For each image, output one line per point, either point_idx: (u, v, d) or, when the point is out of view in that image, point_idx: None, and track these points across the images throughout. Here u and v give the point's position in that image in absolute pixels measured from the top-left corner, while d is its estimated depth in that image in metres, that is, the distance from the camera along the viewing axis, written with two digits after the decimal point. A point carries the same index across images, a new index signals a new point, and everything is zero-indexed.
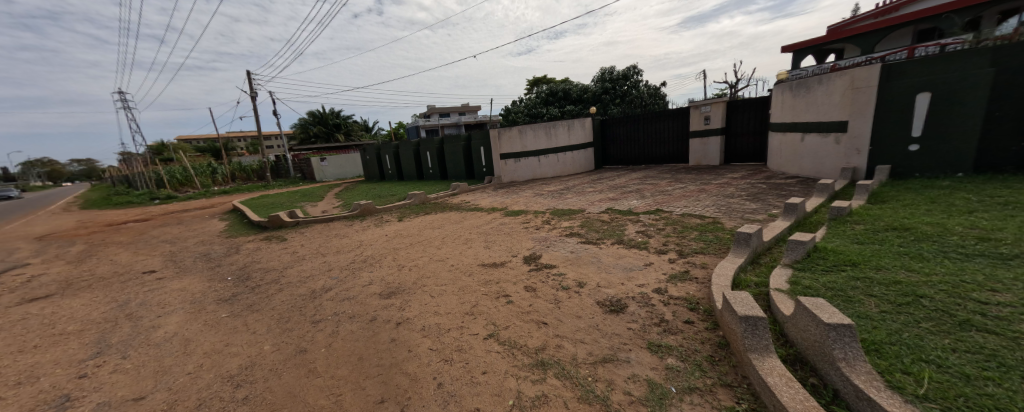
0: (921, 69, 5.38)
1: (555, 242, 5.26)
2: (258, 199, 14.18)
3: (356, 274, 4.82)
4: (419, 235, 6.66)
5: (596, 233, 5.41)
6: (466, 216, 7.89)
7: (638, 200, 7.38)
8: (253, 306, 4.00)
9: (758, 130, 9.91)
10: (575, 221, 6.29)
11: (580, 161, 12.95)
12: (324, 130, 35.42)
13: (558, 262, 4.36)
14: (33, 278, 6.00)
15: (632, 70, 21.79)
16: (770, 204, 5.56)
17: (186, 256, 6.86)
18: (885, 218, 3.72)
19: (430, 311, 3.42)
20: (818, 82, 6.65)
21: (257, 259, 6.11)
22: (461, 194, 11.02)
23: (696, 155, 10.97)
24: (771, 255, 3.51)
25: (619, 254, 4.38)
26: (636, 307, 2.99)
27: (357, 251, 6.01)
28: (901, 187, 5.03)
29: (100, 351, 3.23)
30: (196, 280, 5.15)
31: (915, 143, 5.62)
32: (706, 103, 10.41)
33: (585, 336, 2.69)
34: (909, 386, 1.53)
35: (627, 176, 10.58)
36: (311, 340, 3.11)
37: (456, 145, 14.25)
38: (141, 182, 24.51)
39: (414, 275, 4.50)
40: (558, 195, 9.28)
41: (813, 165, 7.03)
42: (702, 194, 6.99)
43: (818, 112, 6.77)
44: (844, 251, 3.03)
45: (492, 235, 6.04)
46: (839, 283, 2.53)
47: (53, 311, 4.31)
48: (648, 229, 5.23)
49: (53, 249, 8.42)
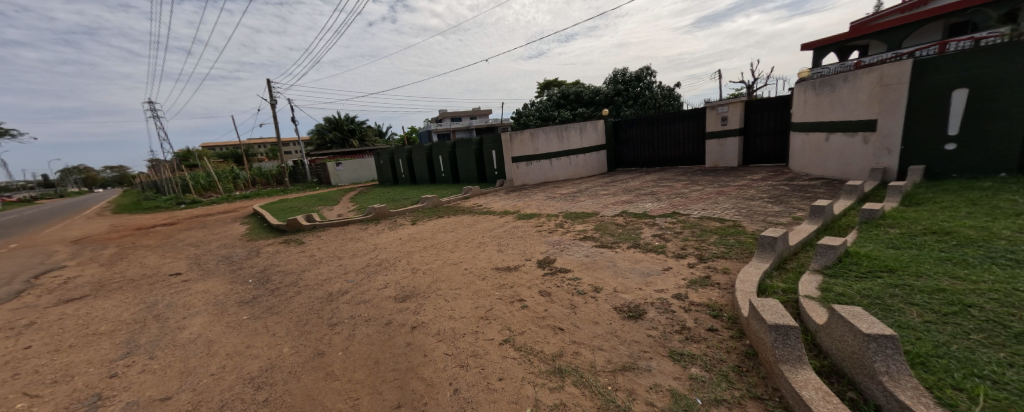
0: (957, 63, 5.11)
1: (569, 246, 5.20)
2: (277, 203, 14.60)
3: (371, 277, 4.86)
4: (432, 238, 6.69)
5: (611, 236, 5.32)
6: (479, 219, 7.89)
7: (654, 202, 7.25)
8: (273, 308, 4.07)
9: (779, 130, 9.56)
10: (590, 224, 6.20)
11: (592, 163, 12.83)
12: (339, 135, 36.29)
13: (573, 266, 4.30)
14: (69, 280, 6.26)
15: (646, 70, 21.37)
16: (794, 207, 5.36)
17: (210, 259, 7.06)
18: (923, 222, 3.52)
19: (444, 315, 3.41)
20: (844, 80, 6.38)
21: (276, 262, 6.24)
22: (474, 197, 11.04)
23: (713, 156, 10.68)
24: (798, 261, 3.36)
25: (636, 258, 4.28)
26: (656, 314, 2.90)
27: (371, 254, 6.07)
28: (939, 188, 4.75)
29: (129, 351, 3.33)
30: (219, 283, 5.28)
31: (951, 142, 5.33)
32: (723, 103, 10.16)
33: (604, 342, 2.62)
34: (963, 404, 1.42)
35: (642, 178, 10.41)
36: (328, 343, 3.14)
37: (468, 149, 14.34)
38: (169, 187, 25.58)
39: (428, 279, 4.51)
40: (571, 197, 9.21)
41: (838, 166, 6.73)
42: (721, 197, 6.80)
43: (843, 111, 6.49)
44: (880, 256, 2.87)
45: (505, 239, 6.01)
46: (876, 291, 2.40)
47: (86, 312, 4.49)
48: (665, 233, 5.11)
49: (87, 252, 8.81)
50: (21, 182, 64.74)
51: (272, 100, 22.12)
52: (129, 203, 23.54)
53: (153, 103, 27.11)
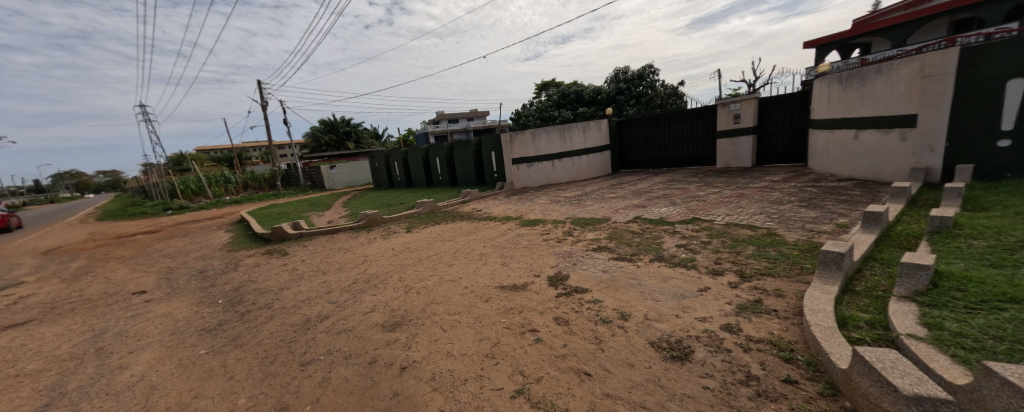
0: (1014, 51, 4.60)
1: (582, 259, 4.61)
2: (267, 208, 13.93)
3: (358, 297, 4.23)
4: (429, 249, 6.07)
5: (629, 247, 4.74)
6: (480, 226, 7.28)
7: (669, 207, 6.67)
8: (238, 339, 3.44)
9: (796, 129, 9.01)
10: (602, 233, 5.62)
11: (595, 165, 12.27)
12: (335, 138, 35.66)
13: (591, 286, 3.70)
14: (19, 300, 5.59)
15: (649, 68, 20.76)
16: (833, 212, 4.79)
17: (182, 273, 6.40)
18: (1012, 232, 2.95)
19: (442, 351, 2.80)
20: (878, 72, 5.85)
21: (254, 278, 5.59)
22: (472, 201, 10.45)
23: (725, 156, 10.13)
24: (868, 281, 2.78)
25: (662, 275, 3.68)
26: (706, 354, 2.29)
27: (360, 268, 5.42)
28: (1000, 190, 4.20)
29: (50, 402, 2.69)
30: (184, 305, 4.63)
31: (1005, 138, 4.82)
32: (735, 100, 9.64)
33: (647, 398, 2.01)
34: None
35: (651, 180, 9.84)
36: (295, 391, 2.52)
37: (466, 150, 13.76)
38: (157, 193, 24.78)
39: (422, 300, 3.89)
40: (577, 201, 8.63)
41: (870, 166, 6.16)
42: (743, 200, 6.23)
43: (876, 106, 5.96)
44: (984, 279, 2.30)
45: (509, 250, 5.40)
46: (1010, 330, 1.83)
47: (21, 343, 3.84)
48: (691, 243, 4.53)
49: (53, 265, 8.12)
50: (11, 187, 63.57)
51: (264, 101, 21.53)
52: (115, 209, 22.72)
53: (144, 106, 26.49)
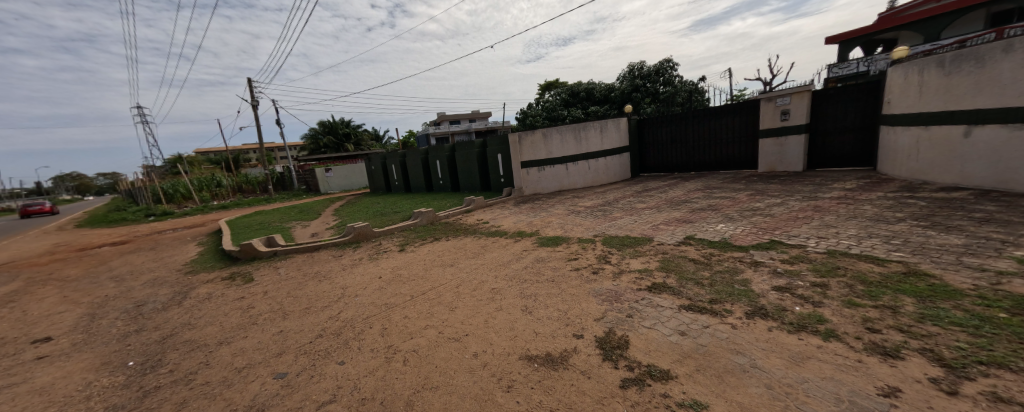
0: None
1: (637, 305, 3.26)
2: (251, 217, 12.63)
3: (317, 366, 2.91)
4: (424, 278, 4.71)
5: (701, 288, 3.39)
6: (488, 245, 5.96)
7: (727, 223, 5.32)
8: None
9: (858, 126, 7.68)
10: (651, 261, 4.27)
11: (614, 168, 10.94)
12: (334, 140, 34.52)
13: (674, 367, 2.33)
14: None
15: (666, 64, 19.39)
16: (985, 238, 3.43)
17: (115, 307, 5.09)
18: None
19: None
20: (1005, 50, 4.52)
21: (193, 320, 4.25)
22: (477, 210, 9.13)
23: (770, 158, 8.77)
24: None
25: (790, 349, 2.31)
26: None
27: (332, 309, 4.08)
28: None
29: None
30: (78, 370, 3.30)
31: None
32: (784, 94, 8.27)
33: None
34: None
35: (684, 187, 8.49)
36: None
37: (469, 153, 12.45)
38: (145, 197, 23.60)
39: (410, 380, 2.56)
40: (602, 212, 7.27)
41: (993, 171, 4.85)
42: (826, 216, 4.86)
43: (1001, 94, 4.64)
44: None
45: (530, 285, 4.06)
46: None
47: None
48: (795, 284, 3.17)
49: None
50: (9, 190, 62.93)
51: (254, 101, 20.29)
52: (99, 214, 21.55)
53: (136, 108, 25.51)
